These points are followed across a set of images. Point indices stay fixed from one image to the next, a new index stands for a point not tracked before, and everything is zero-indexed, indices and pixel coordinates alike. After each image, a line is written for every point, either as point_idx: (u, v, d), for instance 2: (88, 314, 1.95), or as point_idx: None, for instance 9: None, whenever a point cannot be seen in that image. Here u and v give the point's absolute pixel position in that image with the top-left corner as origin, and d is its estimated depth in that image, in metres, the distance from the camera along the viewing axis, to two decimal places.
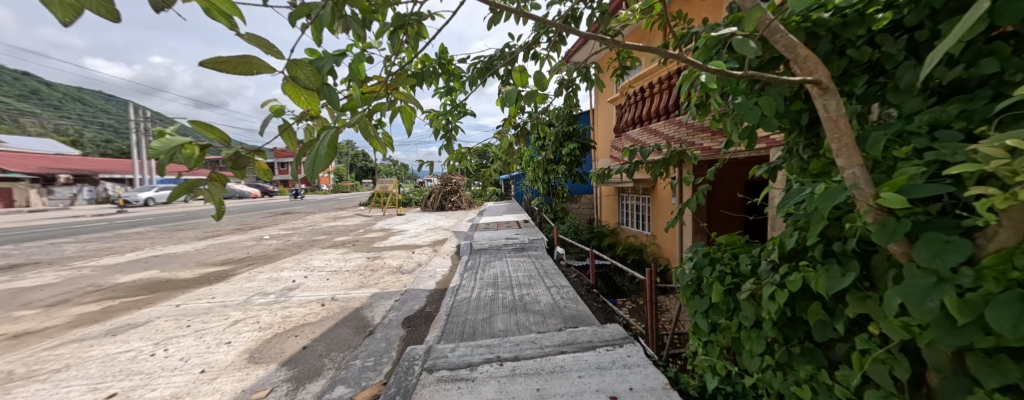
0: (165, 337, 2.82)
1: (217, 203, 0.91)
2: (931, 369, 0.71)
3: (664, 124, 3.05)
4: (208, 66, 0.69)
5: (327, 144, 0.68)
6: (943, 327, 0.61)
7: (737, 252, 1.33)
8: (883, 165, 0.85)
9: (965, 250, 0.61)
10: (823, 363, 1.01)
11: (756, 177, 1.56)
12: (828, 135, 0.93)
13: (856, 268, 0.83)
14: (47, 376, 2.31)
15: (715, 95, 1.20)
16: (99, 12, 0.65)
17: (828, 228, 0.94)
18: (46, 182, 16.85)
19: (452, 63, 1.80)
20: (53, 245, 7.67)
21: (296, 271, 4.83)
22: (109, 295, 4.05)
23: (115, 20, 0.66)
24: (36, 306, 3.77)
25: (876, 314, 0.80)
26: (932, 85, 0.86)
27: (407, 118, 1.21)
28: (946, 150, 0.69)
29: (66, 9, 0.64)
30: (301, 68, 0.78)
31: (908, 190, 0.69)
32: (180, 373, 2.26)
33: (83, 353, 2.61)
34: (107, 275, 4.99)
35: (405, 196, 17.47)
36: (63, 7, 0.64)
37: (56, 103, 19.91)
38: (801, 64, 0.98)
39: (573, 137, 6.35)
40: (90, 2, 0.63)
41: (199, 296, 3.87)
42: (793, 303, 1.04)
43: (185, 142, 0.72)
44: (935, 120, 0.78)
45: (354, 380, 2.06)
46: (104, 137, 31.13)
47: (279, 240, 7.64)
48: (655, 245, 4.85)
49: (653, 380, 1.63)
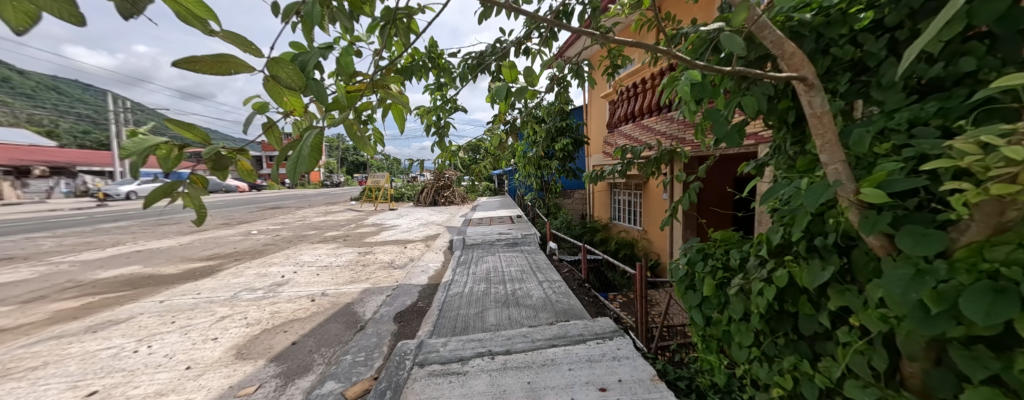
0: (148, 333, 2.75)
1: (197, 206, 0.88)
2: (908, 359, 0.74)
3: (657, 120, 3.09)
4: (181, 66, 0.66)
5: (310, 143, 0.65)
6: (918, 317, 0.64)
7: (730, 248, 1.34)
8: (864, 161, 0.88)
9: (941, 241, 0.64)
10: (807, 355, 1.05)
11: (742, 174, 1.58)
12: (812, 131, 0.95)
13: (835, 262, 0.87)
14: (23, 374, 2.24)
15: (692, 101, 1.26)
16: (59, 15, 0.59)
17: (812, 224, 0.98)
18: (21, 174, 16.23)
19: (441, 58, 1.76)
20: (28, 240, 7.39)
21: (284, 266, 4.76)
22: (90, 291, 3.94)
23: (79, 25, 0.60)
24: (10, 302, 3.63)
25: (856, 306, 0.84)
26: (911, 84, 0.90)
27: (396, 114, 1.19)
28: (924, 146, 0.72)
29: (21, 17, 0.60)
30: (281, 67, 0.75)
31: (886, 185, 0.72)
32: (166, 370, 2.21)
33: (61, 350, 2.53)
34: (86, 270, 4.84)
35: (398, 191, 17.32)
36: (16, 13, 0.59)
37: (31, 91, 19.19)
38: (788, 61, 0.99)
39: (565, 133, 6.38)
40: (46, 4, 0.57)
41: (184, 291, 3.79)
42: (782, 297, 1.07)
43: (160, 142, 0.68)
44: (914, 117, 0.82)
45: (344, 376, 2.05)
46: (81, 129, 30.10)
47: (268, 235, 7.50)
48: (646, 241, 4.94)
49: (642, 371, 1.65)
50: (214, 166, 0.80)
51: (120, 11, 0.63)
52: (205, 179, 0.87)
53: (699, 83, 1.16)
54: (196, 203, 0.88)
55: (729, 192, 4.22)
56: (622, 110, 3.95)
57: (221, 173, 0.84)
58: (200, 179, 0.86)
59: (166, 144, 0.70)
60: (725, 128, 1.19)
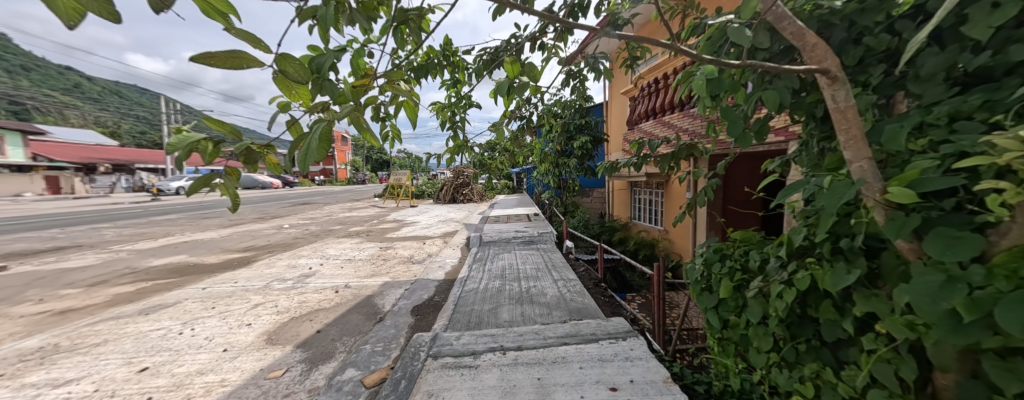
0: (192, 317, 3.00)
1: (232, 196, 0.92)
2: (938, 369, 0.69)
3: (678, 116, 2.99)
4: (198, 61, 0.71)
5: (319, 135, 0.70)
6: (949, 325, 0.60)
7: (750, 248, 1.28)
8: (897, 159, 0.82)
9: (976, 245, 0.59)
10: (830, 363, 0.99)
11: (767, 171, 1.50)
12: (837, 126, 0.90)
13: (862, 266, 0.82)
14: (88, 349, 2.50)
15: (707, 99, 1.21)
16: (100, 14, 0.64)
17: (837, 225, 0.93)
18: (89, 171, 18.08)
19: (456, 55, 1.78)
20: (93, 230, 8.21)
21: (312, 258, 5.01)
22: (143, 277, 4.33)
23: (117, 22, 0.64)
24: (77, 285, 4.05)
25: (882, 312, 0.79)
26: (955, 74, 0.83)
27: (408, 110, 1.23)
28: (962, 142, 0.66)
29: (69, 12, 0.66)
30: (290, 62, 0.79)
31: (918, 184, 0.67)
32: (205, 351, 2.40)
33: (119, 329, 2.80)
34: (140, 258, 5.31)
35: (419, 189, 17.72)
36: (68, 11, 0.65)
37: (96, 96, 21.22)
38: (809, 52, 0.94)
39: (585, 130, 6.29)
40: (89, 4, 0.62)
41: (223, 280, 4.09)
42: (804, 300, 1.02)
43: (200, 138, 0.74)
44: (955, 111, 0.76)
45: (364, 364, 2.14)
46: (138, 129, 32.97)
47: (298, 229, 7.91)
48: (667, 241, 4.80)
49: (654, 373, 1.62)
50: (246, 160, 0.86)
51: (151, 7, 0.69)
52: (239, 171, 0.92)
53: (715, 79, 1.12)
54: (231, 193, 0.93)
55: (754, 190, 4.02)
56: (643, 106, 3.85)
57: (251, 166, 0.90)
58: (234, 171, 0.91)
59: (205, 140, 0.76)
60: (738, 128, 1.16)
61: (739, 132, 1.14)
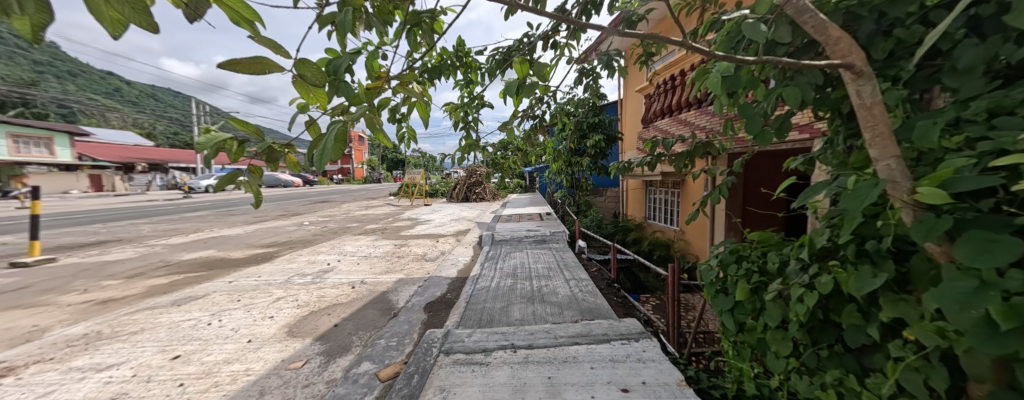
0: (219, 309, 3.15)
1: (255, 193, 0.95)
2: (972, 380, 0.65)
3: (695, 114, 2.92)
4: (225, 67, 0.74)
5: (335, 136, 0.73)
6: (984, 333, 0.56)
7: (768, 250, 1.24)
8: (928, 157, 0.78)
9: (1015, 249, 0.55)
10: (854, 369, 0.95)
11: (788, 170, 1.44)
12: (862, 124, 0.86)
13: (890, 270, 0.78)
14: (127, 336, 2.67)
15: (723, 96, 1.18)
16: (140, 25, 0.67)
17: (862, 227, 0.88)
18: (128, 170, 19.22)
19: (469, 56, 1.79)
20: (131, 225, 8.73)
21: (330, 255, 5.17)
22: (176, 270, 4.58)
23: (155, 32, 0.68)
24: (117, 277, 4.32)
25: (910, 318, 0.75)
26: (996, 67, 0.78)
27: (421, 110, 1.25)
28: (1001, 140, 0.62)
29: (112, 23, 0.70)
30: (308, 66, 0.83)
31: (951, 184, 0.64)
32: (231, 341, 2.52)
33: (154, 319, 2.98)
34: (173, 252, 5.62)
35: (433, 187, 17.96)
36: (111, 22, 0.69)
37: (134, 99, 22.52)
38: (832, 46, 0.90)
39: (599, 128, 6.21)
40: (131, 17, 0.65)
41: (247, 274, 4.27)
42: (826, 304, 0.98)
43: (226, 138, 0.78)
44: (995, 105, 0.71)
45: (379, 358, 2.20)
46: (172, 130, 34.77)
47: (317, 226, 8.17)
48: (684, 241, 4.70)
49: (667, 375, 1.59)
50: (267, 158, 0.90)
51: (186, 17, 0.73)
52: (262, 169, 0.95)
53: (731, 76, 1.09)
54: (255, 190, 0.95)
55: (773, 188, 3.89)
56: (659, 104, 3.78)
57: (272, 164, 0.94)
58: (257, 169, 0.93)
59: (231, 140, 0.81)
60: (757, 125, 1.12)
61: (756, 130, 1.11)
